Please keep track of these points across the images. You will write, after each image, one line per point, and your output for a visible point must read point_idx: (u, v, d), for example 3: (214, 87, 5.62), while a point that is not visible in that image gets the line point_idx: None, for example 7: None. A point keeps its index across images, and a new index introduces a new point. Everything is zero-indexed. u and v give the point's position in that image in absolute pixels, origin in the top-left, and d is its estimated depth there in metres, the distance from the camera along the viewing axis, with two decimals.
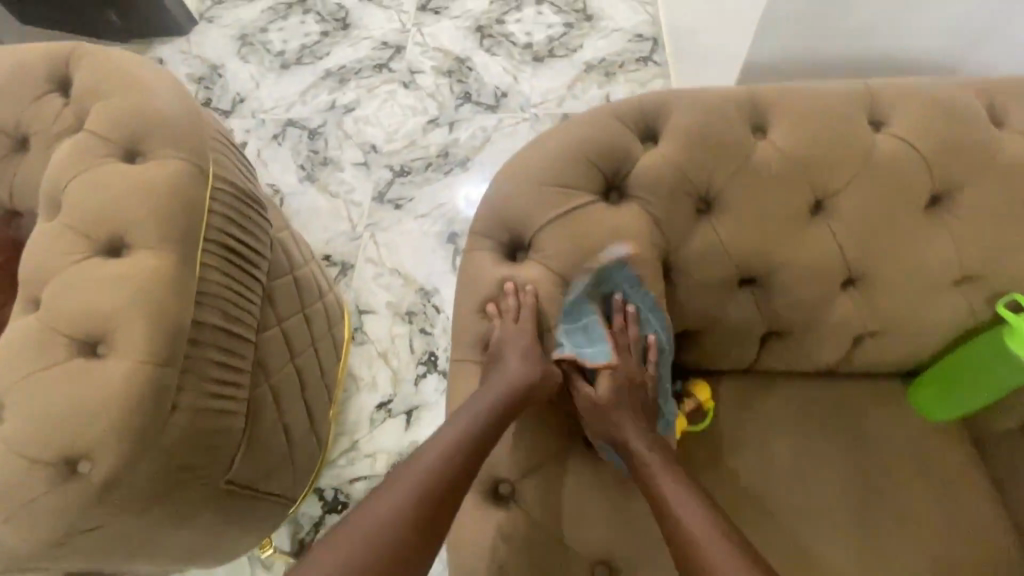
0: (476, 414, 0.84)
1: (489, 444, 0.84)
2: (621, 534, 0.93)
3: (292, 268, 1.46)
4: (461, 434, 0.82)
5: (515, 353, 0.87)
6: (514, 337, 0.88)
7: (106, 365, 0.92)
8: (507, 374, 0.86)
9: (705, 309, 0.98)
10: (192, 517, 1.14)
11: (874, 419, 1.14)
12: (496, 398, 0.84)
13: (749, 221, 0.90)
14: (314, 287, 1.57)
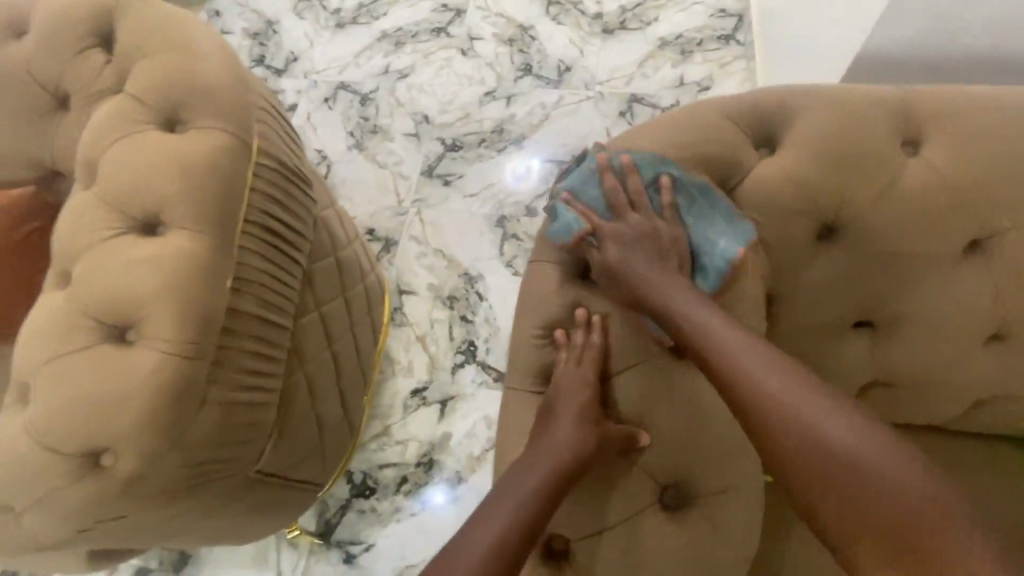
0: (529, 491, 0.73)
1: (542, 522, 0.73)
2: None
3: (335, 249, 1.38)
4: (510, 513, 0.72)
5: (572, 414, 0.77)
6: (573, 391, 0.78)
7: (134, 352, 0.86)
8: (556, 443, 0.76)
9: (807, 351, 0.82)
10: (217, 507, 1.09)
11: (985, 490, 0.97)
12: (549, 469, 0.75)
13: (882, 255, 0.73)
14: (356, 269, 1.48)
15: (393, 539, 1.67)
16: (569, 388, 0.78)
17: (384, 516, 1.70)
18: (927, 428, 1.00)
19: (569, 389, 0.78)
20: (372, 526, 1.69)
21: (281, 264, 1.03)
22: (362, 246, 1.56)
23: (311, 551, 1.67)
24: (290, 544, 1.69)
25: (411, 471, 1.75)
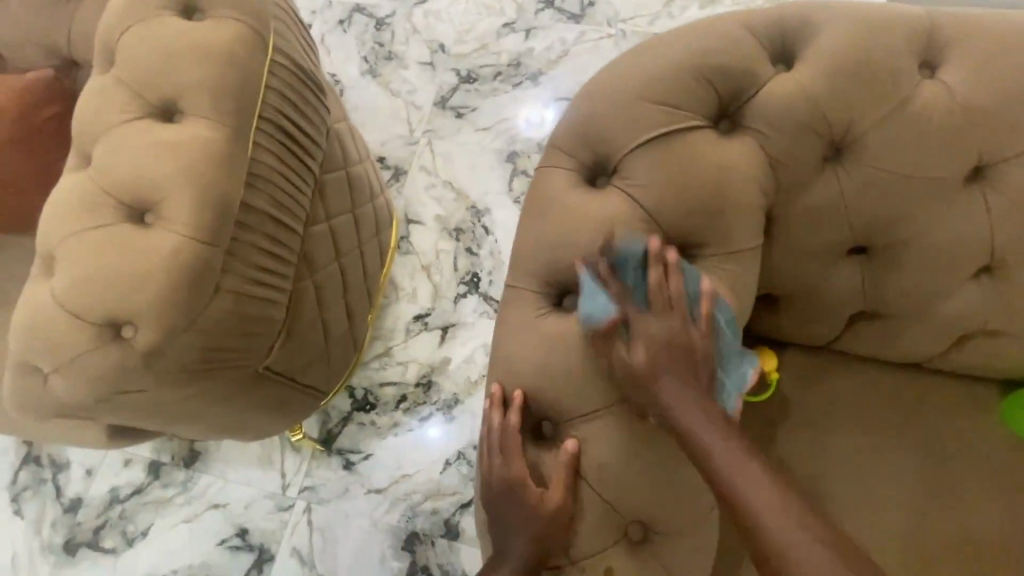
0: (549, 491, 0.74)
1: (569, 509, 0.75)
2: (674, 501, 0.76)
3: (346, 164, 1.39)
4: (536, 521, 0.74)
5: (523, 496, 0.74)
6: (518, 477, 0.74)
7: (153, 233, 0.89)
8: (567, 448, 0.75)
9: (802, 275, 0.85)
10: (227, 396, 1.16)
11: (954, 424, 1.02)
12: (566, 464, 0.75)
13: (886, 178, 0.74)
14: (366, 188, 1.50)
15: (390, 450, 1.77)
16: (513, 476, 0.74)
17: (382, 429, 1.79)
18: (910, 365, 1.04)
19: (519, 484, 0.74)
20: (371, 437, 1.78)
21: (293, 167, 1.05)
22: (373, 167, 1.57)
23: (312, 456, 1.77)
24: (293, 449, 1.78)
25: (410, 390, 1.83)
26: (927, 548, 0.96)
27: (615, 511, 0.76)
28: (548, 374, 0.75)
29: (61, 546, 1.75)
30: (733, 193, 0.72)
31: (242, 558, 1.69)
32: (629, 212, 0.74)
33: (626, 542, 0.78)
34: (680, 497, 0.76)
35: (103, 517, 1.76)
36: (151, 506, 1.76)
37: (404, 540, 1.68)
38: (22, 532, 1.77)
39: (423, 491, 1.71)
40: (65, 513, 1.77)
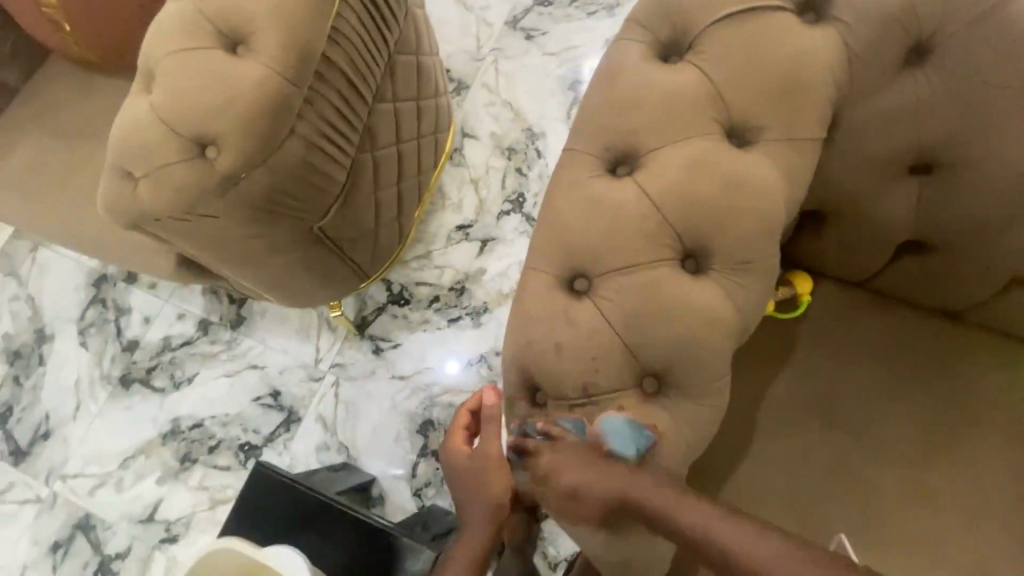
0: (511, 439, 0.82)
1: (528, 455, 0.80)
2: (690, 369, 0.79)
3: (417, 52, 1.42)
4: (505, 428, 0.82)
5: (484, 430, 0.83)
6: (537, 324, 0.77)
7: (241, 62, 0.96)
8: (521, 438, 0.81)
9: (857, 188, 0.85)
10: (282, 246, 1.24)
11: (985, 376, 1.01)
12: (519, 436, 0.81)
13: (963, 85, 0.73)
14: (432, 82, 1.53)
15: (417, 344, 1.87)
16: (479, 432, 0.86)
17: (413, 324, 1.89)
18: (951, 315, 1.03)
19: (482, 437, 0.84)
20: (401, 329, 1.89)
21: (368, 28, 1.11)
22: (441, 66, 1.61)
23: (346, 338, 1.89)
24: (329, 329, 1.91)
25: (444, 293, 1.91)
26: (929, 484, 0.98)
27: (634, 360, 0.75)
28: (589, 230, 0.76)
29: (117, 379, 1.94)
30: (803, 78, 0.73)
31: (272, 416, 1.85)
32: (698, 85, 0.75)
33: (638, 391, 0.77)
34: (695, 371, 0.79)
35: (156, 360, 1.94)
36: (198, 357, 1.93)
37: (419, 425, 1.80)
38: (86, 361, 1.97)
39: (442, 385, 1.82)
40: (123, 351, 1.96)
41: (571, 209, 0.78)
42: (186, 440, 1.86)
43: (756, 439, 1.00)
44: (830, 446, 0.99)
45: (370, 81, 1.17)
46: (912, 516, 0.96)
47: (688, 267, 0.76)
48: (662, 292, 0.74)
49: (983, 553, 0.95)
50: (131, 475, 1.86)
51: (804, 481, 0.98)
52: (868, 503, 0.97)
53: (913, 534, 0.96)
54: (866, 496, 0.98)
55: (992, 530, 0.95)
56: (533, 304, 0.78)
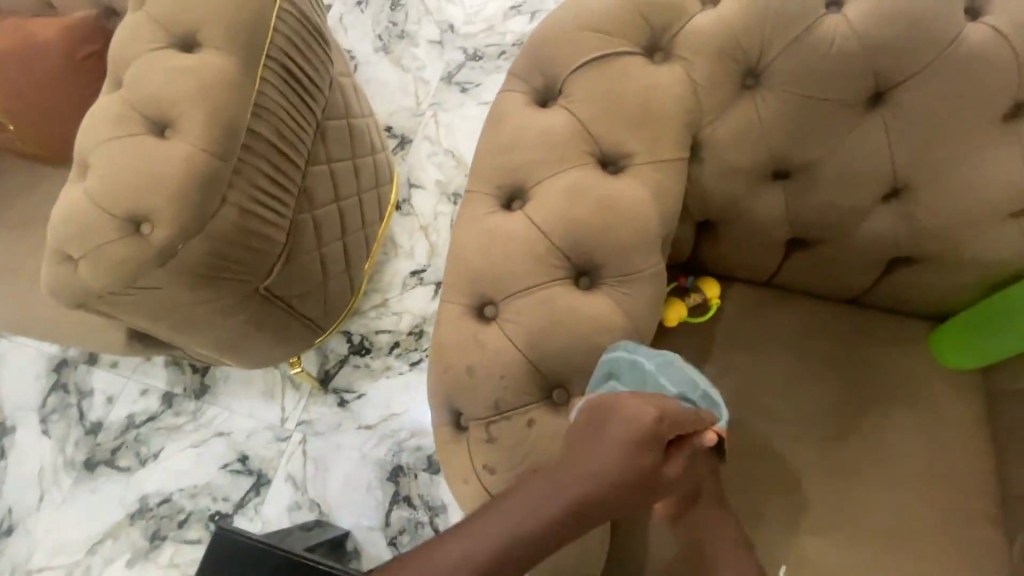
0: (607, 483, 0.67)
1: (621, 506, 0.68)
2: None
3: (347, 115, 1.53)
4: (602, 476, 0.67)
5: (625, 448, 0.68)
6: (452, 353, 0.84)
7: (169, 144, 1.04)
8: (619, 483, 0.67)
9: (731, 197, 0.94)
10: (225, 309, 1.29)
11: (885, 354, 1.09)
12: (620, 485, 0.67)
13: (795, 102, 0.84)
14: (366, 140, 1.64)
15: (381, 391, 1.90)
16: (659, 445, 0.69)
17: (375, 372, 1.93)
18: (848, 301, 1.12)
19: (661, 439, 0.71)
20: (364, 379, 1.92)
21: (292, 101, 1.21)
22: (376, 127, 1.72)
23: (310, 393, 1.92)
24: (293, 386, 1.93)
25: (403, 338, 1.96)
26: (845, 461, 1.04)
27: (539, 374, 0.82)
28: (489, 259, 0.84)
29: (81, 463, 1.92)
30: (655, 109, 0.84)
31: (241, 481, 1.84)
32: (569, 125, 0.85)
33: (547, 403, 0.83)
34: None
35: (120, 439, 1.93)
36: (163, 432, 1.92)
37: (389, 472, 1.81)
38: (48, 450, 1.95)
39: (406, 429, 1.85)
40: (86, 434, 1.95)
41: (472, 243, 0.86)
42: (155, 517, 1.83)
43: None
44: (753, 437, 1.06)
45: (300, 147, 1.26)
46: (835, 495, 1.02)
47: (578, 284, 0.85)
48: (557, 308, 0.81)
49: (902, 522, 1.00)
50: (99, 561, 1.82)
51: (733, 473, 1.04)
52: (794, 487, 1.03)
53: (837, 512, 1.02)
54: (792, 480, 1.03)
55: (909, 498, 1.01)
56: (446, 333, 0.85)
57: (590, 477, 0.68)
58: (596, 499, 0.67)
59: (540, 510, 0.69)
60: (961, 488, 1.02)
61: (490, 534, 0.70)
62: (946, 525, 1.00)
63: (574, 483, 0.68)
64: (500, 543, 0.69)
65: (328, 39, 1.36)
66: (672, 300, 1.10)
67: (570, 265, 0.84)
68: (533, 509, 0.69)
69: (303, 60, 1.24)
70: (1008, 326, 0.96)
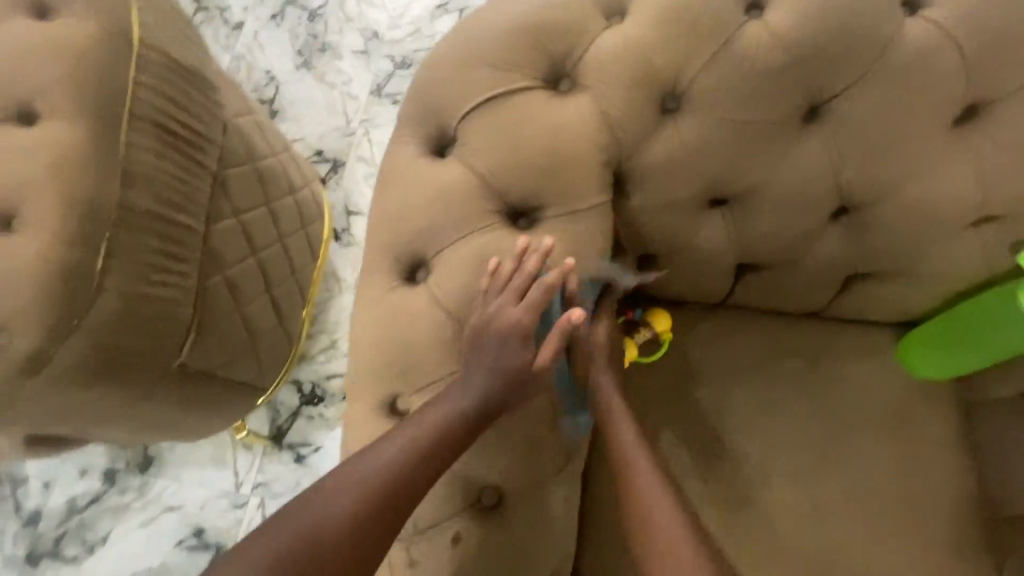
0: (470, 402, 0.70)
1: (482, 426, 0.71)
2: (523, 473, 0.74)
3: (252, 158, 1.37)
4: (468, 394, 0.70)
5: (481, 361, 0.71)
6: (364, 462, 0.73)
7: (16, 243, 0.93)
8: (482, 397, 0.70)
9: (666, 231, 0.83)
10: (134, 402, 1.14)
11: (856, 374, 0.99)
12: (481, 400, 0.70)
13: (724, 125, 0.73)
14: (282, 180, 1.49)
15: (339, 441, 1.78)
16: (530, 313, 0.70)
17: (331, 421, 1.80)
18: (813, 315, 1.02)
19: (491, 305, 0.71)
20: (320, 430, 1.80)
21: (175, 159, 1.05)
22: (293, 163, 1.58)
23: (264, 453, 1.79)
24: (245, 447, 1.80)
25: None
26: (825, 500, 0.94)
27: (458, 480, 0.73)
28: (395, 349, 0.74)
29: (22, 559, 1.76)
30: (562, 151, 0.72)
31: (198, 557, 1.73)
32: (467, 179, 0.73)
33: (475, 509, 0.75)
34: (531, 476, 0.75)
35: (63, 527, 1.78)
36: (109, 513, 1.78)
37: None
38: None
39: None
40: (24, 526, 1.79)
41: (375, 330, 0.75)
42: None
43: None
44: (722, 485, 0.96)
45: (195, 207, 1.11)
46: (818, 541, 0.93)
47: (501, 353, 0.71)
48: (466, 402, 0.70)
49: (893, 560, 0.92)
50: None
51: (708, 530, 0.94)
52: (772, 536, 0.93)
53: (821, 559, 0.92)
54: (769, 530, 0.93)
55: (896, 532, 0.93)
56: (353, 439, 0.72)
57: (456, 396, 0.70)
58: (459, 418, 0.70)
59: (404, 440, 0.69)
60: (952, 515, 0.93)
61: (352, 475, 0.68)
62: (936, 558, 0.92)
63: (441, 406, 0.70)
64: (360, 482, 0.68)
65: (215, 82, 1.20)
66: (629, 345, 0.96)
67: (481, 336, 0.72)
68: (408, 433, 0.70)
69: (183, 108, 1.08)
70: (995, 342, 0.90)
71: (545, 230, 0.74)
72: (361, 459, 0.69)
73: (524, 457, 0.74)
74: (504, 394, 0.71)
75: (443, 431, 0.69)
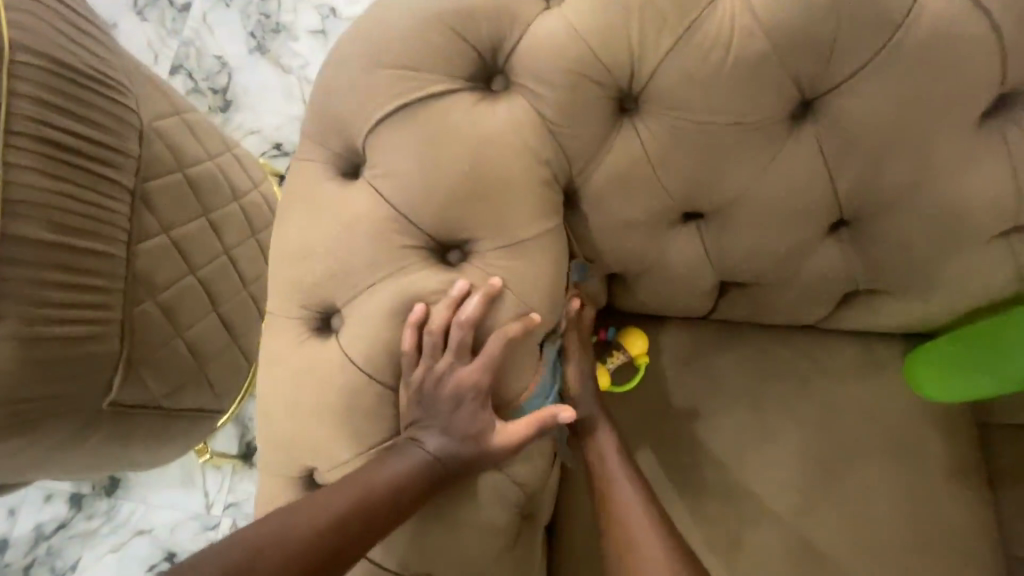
0: (431, 457, 0.60)
1: (439, 486, 0.61)
2: (461, 549, 0.64)
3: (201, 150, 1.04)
4: (431, 446, 0.61)
5: (438, 417, 0.61)
6: None
7: None
8: (445, 449, 0.61)
9: (631, 252, 0.70)
10: (54, 455, 0.89)
11: (860, 397, 0.87)
12: (443, 457, 0.61)
13: (691, 129, 0.60)
14: (243, 175, 1.13)
15: None
16: (487, 372, 0.60)
17: None
18: (806, 326, 0.89)
19: (432, 362, 0.60)
20: None
21: (69, 163, 0.80)
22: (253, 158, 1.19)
23: None
24: None
25: None
26: (825, 542, 0.83)
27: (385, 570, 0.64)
28: (308, 412, 0.62)
29: None
30: (491, 169, 0.59)
31: None
32: (378, 209, 0.61)
33: None
34: (474, 553, 0.64)
35: (32, 554, 1.46)
36: (82, 539, 1.47)
37: None
38: None
39: None
40: None
41: (284, 389, 0.64)
42: None
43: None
44: (702, 528, 0.84)
45: (107, 222, 0.86)
46: None
47: (440, 418, 0.61)
48: (391, 479, 0.59)
49: None
50: None
51: None
52: None
53: None
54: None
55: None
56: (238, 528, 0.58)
57: (417, 448, 0.61)
58: (416, 473, 0.60)
59: (349, 489, 0.58)
60: (966, 554, 0.82)
61: (271, 525, 0.56)
62: None
63: (395, 458, 0.60)
64: (274, 534, 0.55)
65: (121, 72, 0.91)
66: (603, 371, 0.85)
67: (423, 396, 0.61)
68: (355, 482, 0.59)
69: (72, 96, 0.81)
70: (1021, 369, 0.79)
71: (478, 264, 0.61)
72: (285, 510, 0.57)
73: (461, 530, 0.63)
74: (461, 456, 0.61)
75: (393, 489, 0.59)
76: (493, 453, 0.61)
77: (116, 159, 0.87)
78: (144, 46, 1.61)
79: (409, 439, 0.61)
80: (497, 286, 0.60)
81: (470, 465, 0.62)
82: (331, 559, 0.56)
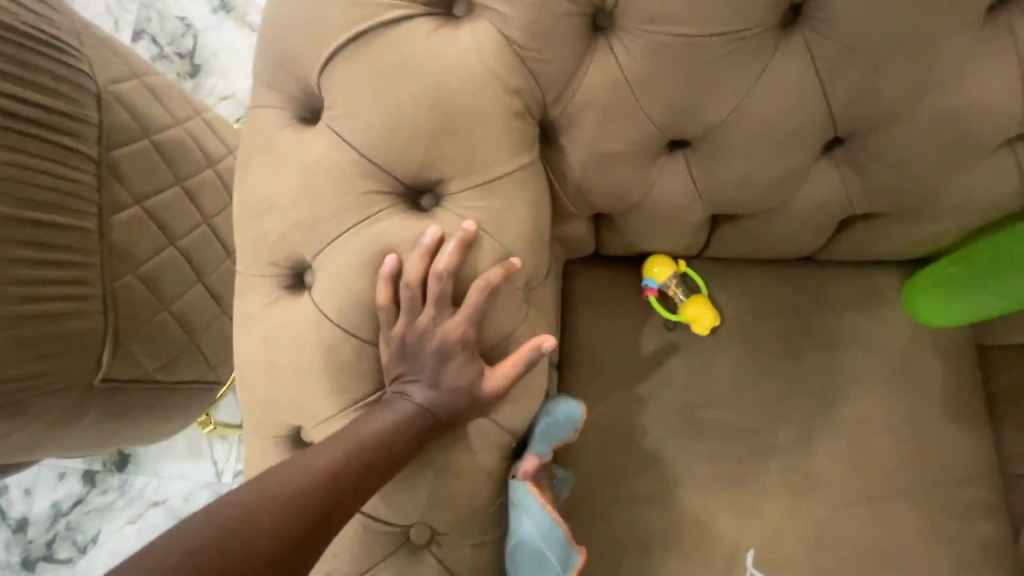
0: (421, 408, 0.59)
1: (430, 436, 0.60)
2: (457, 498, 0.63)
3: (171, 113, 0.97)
4: (420, 397, 0.59)
5: (424, 371, 0.59)
6: None
7: None
8: (435, 400, 0.59)
9: (618, 187, 0.66)
10: (47, 435, 0.86)
11: (860, 326, 0.85)
12: (432, 408, 0.59)
13: (673, 44, 0.55)
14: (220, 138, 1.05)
15: None
16: (472, 323, 0.58)
17: None
18: (803, 260, 0.87)
19: (412, 317, 0.58)
20: None
21: (22, 131, 0.75)
22: None
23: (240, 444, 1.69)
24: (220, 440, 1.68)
25: None
26: (828, 471, 0.82)
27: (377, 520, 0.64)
28: (288, 373, 0.60)
29: (19, 566, 1.46)
30: (459, 104, 0.55)
31: None
32: (341, 155, 0.57)
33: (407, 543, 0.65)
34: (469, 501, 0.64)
35: (52, 531, 1.47)
36: (98, 514, 1.47)
37: None
38: None
39: None
40: (13, 534, 1.48)
41: (263, 352, 0.61)
42: None
43: (615, 493, 0.82)
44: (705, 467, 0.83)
45: (72, 193, 0.81)
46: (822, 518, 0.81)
47: (426, 372, 0.59)
48: (379, 435, 0.57)
49: (905, 528, 0.81)
50: None
51: (697, 517, 0.82)
52: (770, 518, 0.82)
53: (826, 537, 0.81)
54: (767, 511, 0.82)
55: (908, 499, 0.81)
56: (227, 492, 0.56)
57: (406, 400, 0.59)
58: (406, 425, 0.58)
59: (338, 443, 0.57)
60: (967, 472, 0.82)
61: (259, 490, 0.55)
62: (952, 523, 0.81)
63: (383, 411, 0.59)
64: (268, 494, 0.55)
65: (70, 32, 0.85)
66: (690, 297, 0.84)
67: (406, 351, 0.59)
68: (344, 437, 0.58)
69: (16, 59, 0.75)
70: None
71: (454, 206, 0.58)
72: (274, 472, 0.56)
73: (455, 480, 0.62)
74: (451, 406, 0.59)
75: (382, 445, 0.57)
76: (483, 405, 0.60)
77: (72, 125, 0.81)
78: (102, 11, 1.50)
79: (398, 392, 0.59)
80: (471, 231, 0.57)
81: (460, 415, 0.60)
82: (325, 517, 0.55)
